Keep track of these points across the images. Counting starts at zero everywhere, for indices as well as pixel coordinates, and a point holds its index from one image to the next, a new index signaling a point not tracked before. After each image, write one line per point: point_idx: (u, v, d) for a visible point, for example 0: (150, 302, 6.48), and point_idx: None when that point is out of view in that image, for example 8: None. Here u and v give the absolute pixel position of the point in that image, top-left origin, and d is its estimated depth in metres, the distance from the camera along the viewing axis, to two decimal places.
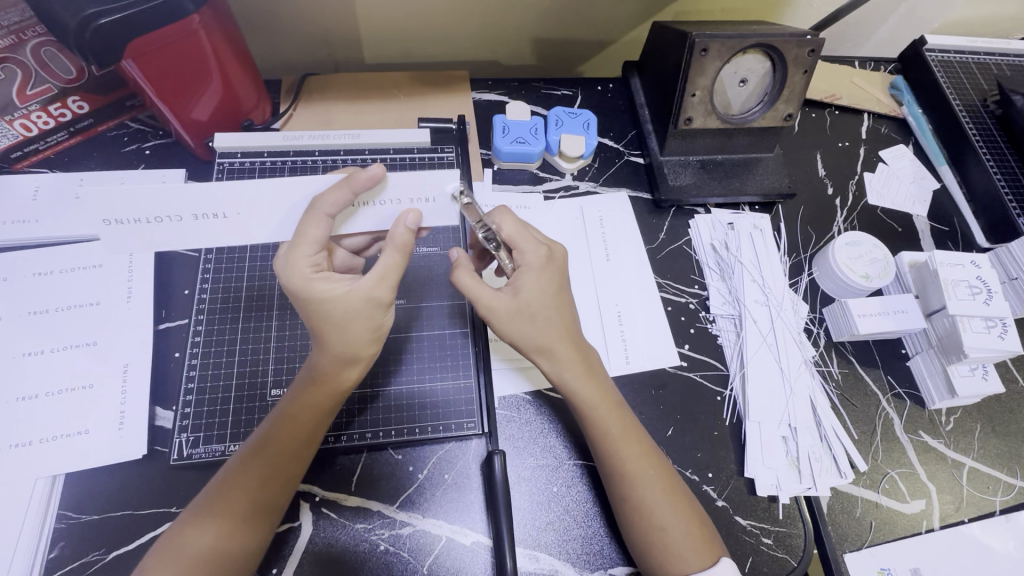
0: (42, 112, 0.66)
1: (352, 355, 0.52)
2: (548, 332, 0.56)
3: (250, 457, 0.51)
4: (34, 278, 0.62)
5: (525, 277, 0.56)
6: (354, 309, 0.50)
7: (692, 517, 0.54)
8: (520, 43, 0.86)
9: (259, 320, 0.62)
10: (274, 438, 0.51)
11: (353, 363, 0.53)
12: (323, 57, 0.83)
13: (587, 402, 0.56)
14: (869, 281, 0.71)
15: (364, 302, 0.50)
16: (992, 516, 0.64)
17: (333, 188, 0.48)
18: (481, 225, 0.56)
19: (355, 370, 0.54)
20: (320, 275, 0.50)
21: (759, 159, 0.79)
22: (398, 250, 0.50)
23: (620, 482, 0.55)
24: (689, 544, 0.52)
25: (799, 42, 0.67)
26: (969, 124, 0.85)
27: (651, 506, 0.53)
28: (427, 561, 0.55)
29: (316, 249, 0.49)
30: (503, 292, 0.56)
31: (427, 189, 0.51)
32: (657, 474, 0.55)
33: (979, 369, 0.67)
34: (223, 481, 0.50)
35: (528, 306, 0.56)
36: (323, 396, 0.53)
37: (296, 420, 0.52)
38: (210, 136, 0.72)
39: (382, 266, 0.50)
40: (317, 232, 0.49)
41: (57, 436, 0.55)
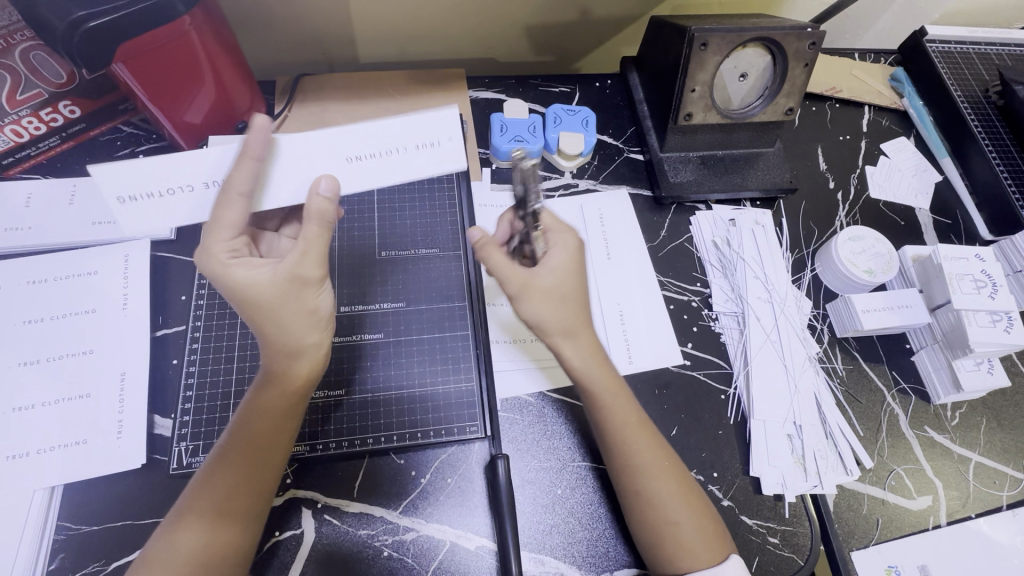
0: (33, 117, 0.65)
1: (295, 346, 0.51)
2: (569, 316, 0.53)
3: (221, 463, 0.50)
4: (28, 286, 0.61)
5: (556, 254, 0.54)
6: (278, 294, 0.49)
7: (702, 512, 0.53)
8: (517, 40, 0.85)
9: (256, 327, 0.62)
10: (242, 440, 0.51)
11: (300, 356, 0.52)
12: (318, 56, 0.82)
13: (604, 389, 0.54)
14: (873, 276, 0.71)
15: (288, 282, 0.49)
16: (999, 511, 0.64)
17: (234, 165, 0.45)
18: (534, 196, 0.55)
19: (309, 363, 0.52)
20: (238, 260, 0.49)
21: (760, 154, 0.78)
22: (318, 223, 0.48)
23: (631, 481, 0.54)
24: (701, 541, 0.52)
25: (799, 35, 0.67)
26: (971, 115, 0.84)
27: (663, 505, 0.53)
28: (432, 566, 0.55)
29: (230, 235, 0.47)
30: (533, 269, 0.53)
31: (428, 132, 0.48)
32: (670, 467, 0.54)
33: (985, 363, 0.66)
34: (197, 489, 0.49)
35: (558, 286, 0.53)
36: (278, 394, 0.51)
37: (262, 420, 0.51)
38: (204, 139, 0.71)
39: (303, 241, 0.49)
40: (233, 216, 0.46)
41: (54, 447, 0.55)
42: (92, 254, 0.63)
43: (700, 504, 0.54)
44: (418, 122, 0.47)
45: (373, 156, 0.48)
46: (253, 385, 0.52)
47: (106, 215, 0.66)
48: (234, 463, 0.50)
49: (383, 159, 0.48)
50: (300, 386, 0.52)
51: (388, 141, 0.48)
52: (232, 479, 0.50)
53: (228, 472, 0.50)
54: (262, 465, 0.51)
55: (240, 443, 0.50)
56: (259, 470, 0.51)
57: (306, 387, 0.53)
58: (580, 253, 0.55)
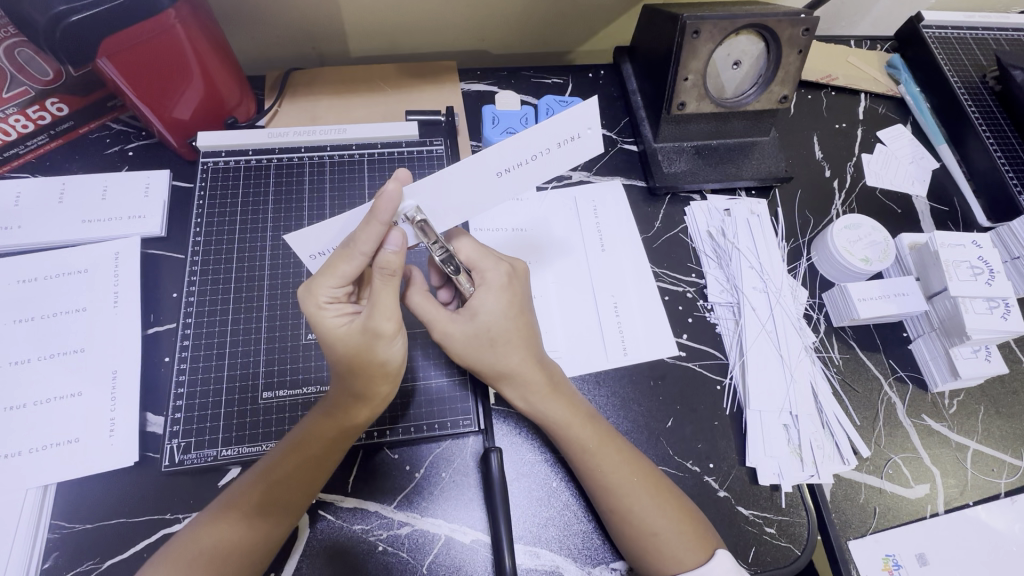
0: (21, 115, 0.66)
1: (363, 394, 0.51)
2: (507, 361, 0.56)
3: (261, 478, 0.51)
4: (18, 286, 0.60)
5: (484, 296, 0.56)
6: (353, 344, 0.49)
7: (685, 518, 0.53)
8: (509, 31, 0.85)
9: (247, 324, 0.61)
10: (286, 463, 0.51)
11: (365, 403, 0.52)
12: (307, 50, 0.81)
13: (558, 421, 0.56)
14: (869, 264, 0.70)
15: (363, 334, 0.48)
16: (997, 498, 0.64)
17: (361, 225, 0.45)
18: (437, 246, 0.50)
19: (368, 408, 0.52)
20: (334, 305, 0.49)
21: (755, 143, 0.78)
22: (393, 279, 0.47)
23: (609, 491, 0.54)
24: (683, 547, 0.52)
25: (793, 21, 0.66)
26: (968, 101, 0.83)
27: (639, 514, 0.53)
28: (427, 561, 0.55)
29: (339, 283, 0.48)
30: (460, 317, 0.56)
31: (569, 127, 0.45)
32: (641, 481, 0.54)
33: (982, 351, 0.66)
34: (232, 495, 0.51)
35: (488, 330, 0.56)
36: (336, 427, 0.52)
37: (313, 448, 0.52)
38: (193, 135, 0.70)
39: (379, 295, 0.48)
40: (345, 269, 0.47)
41: (46, 446, 0.54)
42: (83, 252, 0.63)
43: (685, 511, 0.54)
44: (557, 123, 0.44)
45: (522, 166, 0.46)
46: (313, 412, 0.53)
47: (95, 213, 0.65)
48: (273, 480, 0.51)
49: (529, 166, 0.46)
50: (355, 423, 0.52)
51: (530, 148, 0.45)
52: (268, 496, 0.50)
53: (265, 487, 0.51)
54: (301, 490, 0.52)
55: (283, 463, 0.51)
56: (296, 493, 0.51)
57: (361, 426, 0.53)
58: (511, 289, 0.57)
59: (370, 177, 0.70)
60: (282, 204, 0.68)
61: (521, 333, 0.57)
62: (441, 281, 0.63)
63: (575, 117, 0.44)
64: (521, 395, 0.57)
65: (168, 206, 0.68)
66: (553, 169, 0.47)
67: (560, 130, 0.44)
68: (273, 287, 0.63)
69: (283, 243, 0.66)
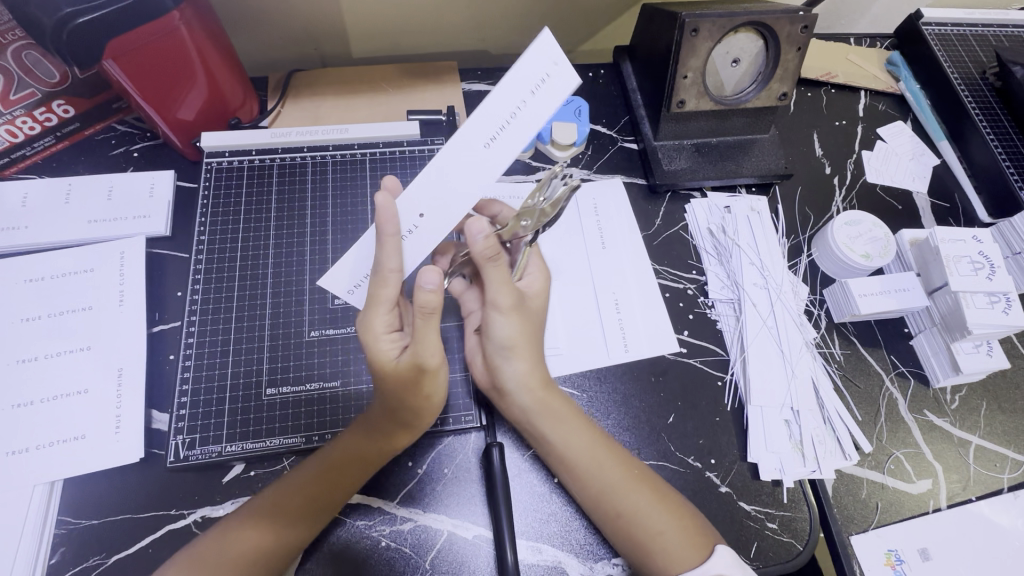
0: (28, 117, 0.67)
1: (408, 423, 0.53)
2: (529, 348, 0.57)
3: (294, 489, 0.52)
4: (26, 285, 0.61)
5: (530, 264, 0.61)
6: (403, 376, 0.50)
7: (682, 520, 0.53)
8: (510, 32, 0.85)
9: (250, 325, 0.62)
10: (321, 475, 0.52)
11: (407, 431, 0.53)
12: (310, 52, 0.82)
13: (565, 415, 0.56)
14: (870, 260, 0.70)
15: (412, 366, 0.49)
16: (999, 494, 0.63)
17: (380, 246, 0.46)
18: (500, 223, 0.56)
19: (408, 435, 0.54)
20: (388, 335, 0.49)
21: (754, 140, 0.78)
22: (434, 313, 0.48)
23: (606, 499, 0.53)
24: (688, 549, 0.51)
25: (791, 18, 0.66)
26: (968, 98, 0.83)
27: (639, 516, 0.53)
28: (430, 556, 0.55)
29: (388, 311, 0.49)
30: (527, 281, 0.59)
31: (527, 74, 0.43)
32: (641, 483, 0.55)
33: (984, 345, 0.66)
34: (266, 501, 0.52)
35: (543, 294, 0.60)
36: (372, 445, 0.53)
37: (348, 462, 0.53)
38: (197, 136, 0.71)
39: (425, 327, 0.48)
40: (387, 293, 0.48)
41: (54, 442, 0.55)
42: (90, 251, 0.64)
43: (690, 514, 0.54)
44: (514, 72, 0.42)
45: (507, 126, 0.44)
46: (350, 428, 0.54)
47: (101, 213, 0.66)
48: (306, 494, 0.52)
49: (513, 124, 0.44)
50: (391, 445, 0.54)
51: (504, 105, 0.43)
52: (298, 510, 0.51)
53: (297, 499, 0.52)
54: (331, 502, 0.53)
55: (318, 476, 0.53)
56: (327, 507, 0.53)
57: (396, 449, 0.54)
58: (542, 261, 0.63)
59: (372, 177, 0.71)
60: (285, 203, 0.68)
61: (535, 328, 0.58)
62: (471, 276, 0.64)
63: (535, 54, 0.42)
64: (521, 384, 0.56)
65: (172, 206, 0.69)
66: (538, 119, 0.44)
67: (522, 76, 0.42)
68: (276, 285, 0.64)
69: (286, 242, 0.66)
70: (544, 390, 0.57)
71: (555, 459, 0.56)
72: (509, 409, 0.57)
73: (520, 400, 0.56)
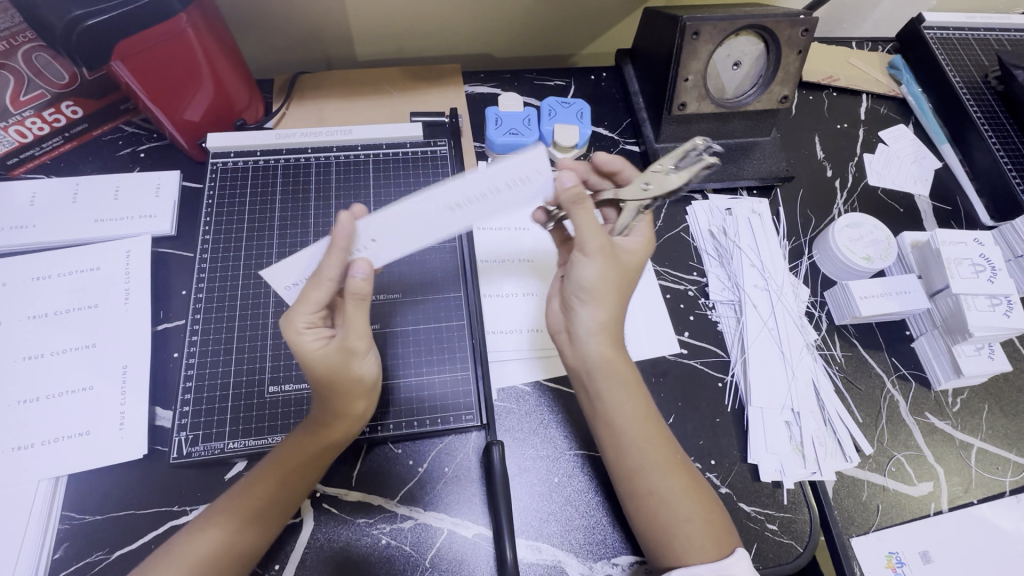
0: (37, 118, 0.67)
1: (340, 411, 0.52)
2: (611, 294, 0.55)
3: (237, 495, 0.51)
4: (33, 282, 0.62)
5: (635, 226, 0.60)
6: (329, 366, 0.49)
7: (709, 517, 0.52)
8: (513, 36, 0.86)
9: (249, 327, 0.62)
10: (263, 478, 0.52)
11: (342, 420, 0.53)
12: (315, 55, 0.83)
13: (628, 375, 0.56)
14: (871, 263, 0.70)
15: (336, 352, 0.49)
16: (1001, 497, 0.63)
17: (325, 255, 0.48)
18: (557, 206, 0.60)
19: (344, 424, 0.53)
20: (314, 331, 0.50)
21: (756, 143, 0.78)
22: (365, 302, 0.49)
23: (640, 475, 0.53)
24: (707, 538, 0.51)
25: (791, 22, 0.67)
26: (970, 101, 0.83)
27: (670, 499, 0.52)
28: (430, 555, 0.55)
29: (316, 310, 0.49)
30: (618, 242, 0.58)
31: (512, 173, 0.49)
32: (678, 470, 0.54)
33: (986, 348, 0.66)
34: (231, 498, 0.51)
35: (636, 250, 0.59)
36: (321, 442, 0.53)
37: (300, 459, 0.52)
38: (203, 137, 0.72)
39: (352, 317, 0.50)
40: (319, 294, 0.49)
41: (58, 438, 0.56)
42: (96, 250, 0.64)
43: (701, 493, 0.53)
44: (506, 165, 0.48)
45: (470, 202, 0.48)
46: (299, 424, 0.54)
47: (108, 213, 0.67)
48: (250, 498, 0.51)
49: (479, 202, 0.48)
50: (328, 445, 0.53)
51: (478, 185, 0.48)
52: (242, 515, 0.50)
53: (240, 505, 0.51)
54: (277, 506, 0.52)
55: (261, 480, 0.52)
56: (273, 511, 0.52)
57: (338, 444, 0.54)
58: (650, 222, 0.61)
59: (375, 178, 0.72)
60: (289, 203, 0.69)
61: (622, 287, 0.56)
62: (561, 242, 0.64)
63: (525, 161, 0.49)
64: (593, 333, 0.55)
65: (178, 206, 0.70)
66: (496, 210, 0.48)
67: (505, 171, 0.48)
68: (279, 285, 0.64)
69: (290, 242, 0.67)
70: (612, 350, 0.56)
71: (603, 424, 0.56)
72: (574, 359, 0.57)
73: (588, 353, 0.56)
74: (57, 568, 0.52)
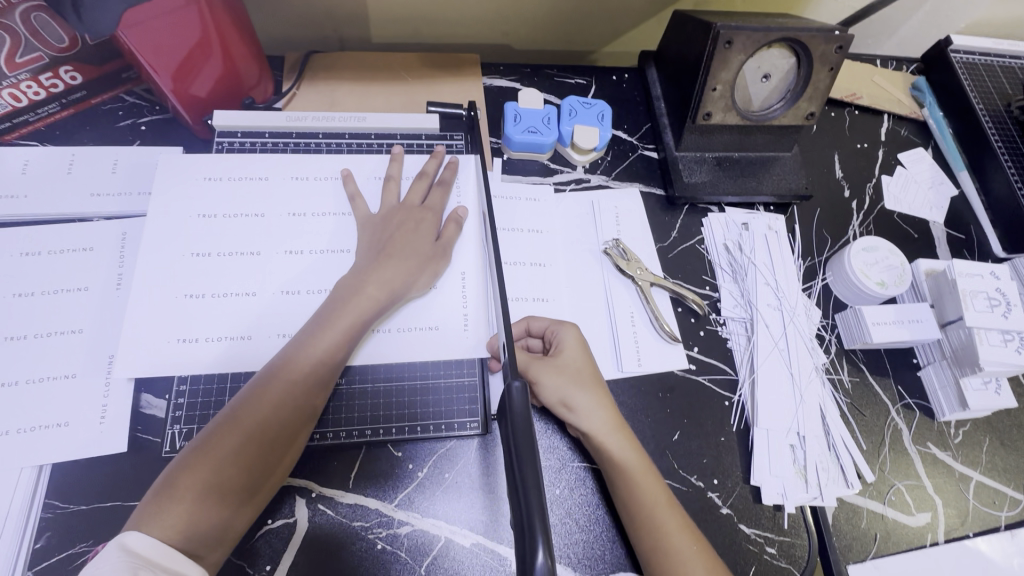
0: (32, 81, 0.63)
1: (284, 396, 0.51)
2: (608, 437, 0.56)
3: (230, 421, 0.49)
4: (21, 258, 0.59)
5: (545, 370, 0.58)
6: (336, 340, 0.54)
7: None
8: (536, 29, 0.83)
9: (306, 341, 0.54)
10: (247, 416, 0.50)
11: (311, 389, 0.52)
12: (328, 34, 0.80)
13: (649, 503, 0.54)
14: (885, 288, 0.69)
15: (329, 329, 0.54)
16: (997, 531, 0.63)
17: (352, 297, 0.56)
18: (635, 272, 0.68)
19: (291, 409, 0.51)
20: (339, 295, 0.56)
21: (777, 158, 0.77)
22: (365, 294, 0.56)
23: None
24: None
25: (826, 37, 0.65)
26: (992, 129, 0.82)
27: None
28: (425, 562, 0.54)
29: (328, 305, 0.56)
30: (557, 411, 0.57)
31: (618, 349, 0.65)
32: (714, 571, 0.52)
33: (993, 383, 0.66)
34: (174, 485, 0.46)
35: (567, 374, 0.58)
36: (245, 437, 0.49)
37: (222, 450, 0.48)
38: (209, 114, 0.68)
39: (335, 299, 0.56)
40: (350, 290, 0.56)
41: (34, 427, 0.53)
42: (89, 228, 0.61)
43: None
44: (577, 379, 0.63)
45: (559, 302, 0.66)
46: (226, 413, 0.50)
47: (105, 188, 0.64)
48: (243, 433, 0.49)
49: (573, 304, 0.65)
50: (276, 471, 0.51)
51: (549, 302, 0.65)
52: (237, 444, 0.48)
53: (233, 436, 0.49)
54: (217, 501, 0.47)
55: (259, 421, 0.50)
56: (280, 447, 0.51)
57: (272, 437, 0.50)
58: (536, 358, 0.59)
59: None
60: None
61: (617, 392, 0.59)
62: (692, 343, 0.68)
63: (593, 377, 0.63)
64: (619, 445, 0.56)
65: None
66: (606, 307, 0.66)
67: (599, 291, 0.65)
68: None
69: None
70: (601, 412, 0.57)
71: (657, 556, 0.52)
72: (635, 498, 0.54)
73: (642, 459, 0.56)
74: (36, 560, 0.50)
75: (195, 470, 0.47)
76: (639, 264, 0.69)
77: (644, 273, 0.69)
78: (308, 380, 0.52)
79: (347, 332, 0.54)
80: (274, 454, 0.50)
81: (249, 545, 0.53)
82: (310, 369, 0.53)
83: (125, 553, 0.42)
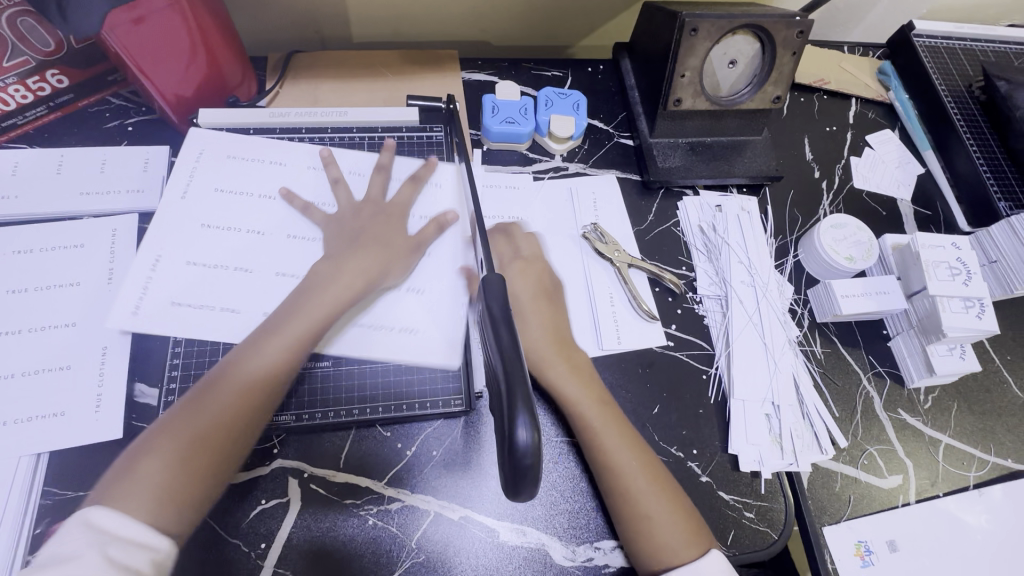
0: (19, 85, 0.64)
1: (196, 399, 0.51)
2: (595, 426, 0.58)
3: (190, 410, 0.50)
4: (15, 256, 0.60)
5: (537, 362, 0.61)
6: (287, 334, 0.55)
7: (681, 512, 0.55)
8: (512, 25, 0.86)
9: (260, 337, 0.55)
10: (201, 421, 0.49)
11: (266, 379, 0.52)
12: (311, 35, 0.82)
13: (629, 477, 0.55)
14: (853, 263, 0.72)
15: (287, 319, 0.55)
16: (966, 490, 0.66)
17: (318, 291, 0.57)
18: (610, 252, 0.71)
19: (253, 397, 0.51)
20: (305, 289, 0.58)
21: (748, 141, 0.80)
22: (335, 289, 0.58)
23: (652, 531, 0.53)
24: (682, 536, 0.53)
25: (787, 22, 0.68)
26: (954, 109, 0.85)
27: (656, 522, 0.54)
28: (415, 535, 0.56)
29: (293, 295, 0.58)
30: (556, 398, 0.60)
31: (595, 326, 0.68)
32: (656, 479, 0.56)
33: (958, 349, 0.69)
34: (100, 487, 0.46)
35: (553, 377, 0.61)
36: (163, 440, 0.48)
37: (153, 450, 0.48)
38: (194, 112, 0.70)
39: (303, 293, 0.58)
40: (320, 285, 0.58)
41: (33, 417, 0.54)
42: (81, 226, 0.63)
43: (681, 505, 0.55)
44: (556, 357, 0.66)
45: None
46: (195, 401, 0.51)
47: (93, 186, 0.66)
48: (194, 435, 0.48)
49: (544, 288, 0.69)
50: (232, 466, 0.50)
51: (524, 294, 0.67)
52: (185, 445, 0.48)
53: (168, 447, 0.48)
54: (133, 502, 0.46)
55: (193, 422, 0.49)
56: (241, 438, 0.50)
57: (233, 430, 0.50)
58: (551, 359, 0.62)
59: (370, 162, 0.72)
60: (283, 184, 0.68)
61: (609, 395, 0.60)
62: (668, 322, 0.70)
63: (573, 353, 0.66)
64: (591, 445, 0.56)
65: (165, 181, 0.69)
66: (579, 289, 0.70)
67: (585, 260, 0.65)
68: None
69: None
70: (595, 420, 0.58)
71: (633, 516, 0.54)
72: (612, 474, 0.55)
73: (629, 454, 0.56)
74: (37, 544, 0.51)
75: (147, 463, 0.47)
76: (616, 246, 0.72)
77: (621, 255, 0.71)
78: (264, 374, 0.53)
79: (311, 319, 0.56)
80: (232, 456, 0.50)
81: (245, 524, 0.55)
82: (251, 367, 0.53)
83: (90, 529, 0.43)
